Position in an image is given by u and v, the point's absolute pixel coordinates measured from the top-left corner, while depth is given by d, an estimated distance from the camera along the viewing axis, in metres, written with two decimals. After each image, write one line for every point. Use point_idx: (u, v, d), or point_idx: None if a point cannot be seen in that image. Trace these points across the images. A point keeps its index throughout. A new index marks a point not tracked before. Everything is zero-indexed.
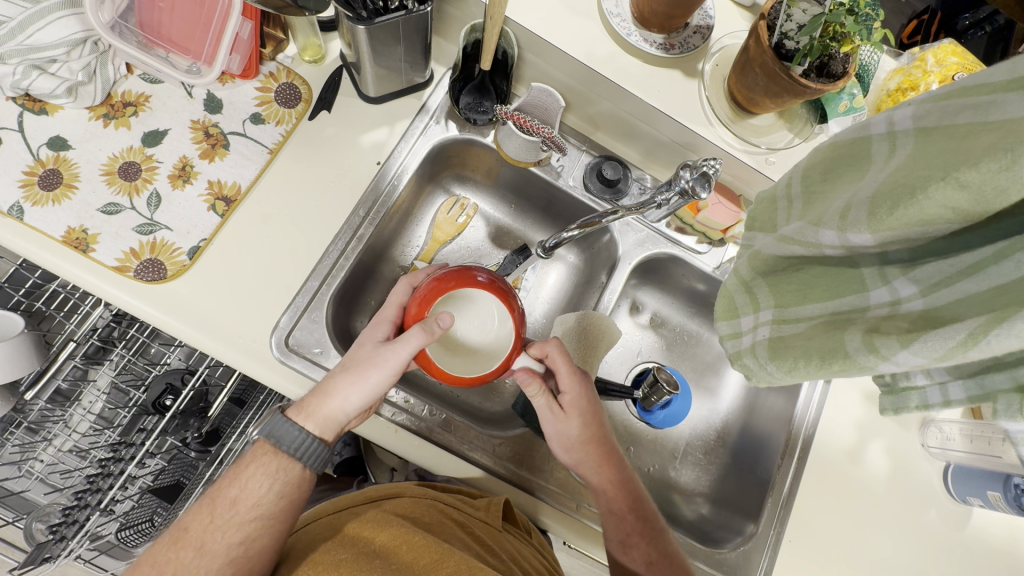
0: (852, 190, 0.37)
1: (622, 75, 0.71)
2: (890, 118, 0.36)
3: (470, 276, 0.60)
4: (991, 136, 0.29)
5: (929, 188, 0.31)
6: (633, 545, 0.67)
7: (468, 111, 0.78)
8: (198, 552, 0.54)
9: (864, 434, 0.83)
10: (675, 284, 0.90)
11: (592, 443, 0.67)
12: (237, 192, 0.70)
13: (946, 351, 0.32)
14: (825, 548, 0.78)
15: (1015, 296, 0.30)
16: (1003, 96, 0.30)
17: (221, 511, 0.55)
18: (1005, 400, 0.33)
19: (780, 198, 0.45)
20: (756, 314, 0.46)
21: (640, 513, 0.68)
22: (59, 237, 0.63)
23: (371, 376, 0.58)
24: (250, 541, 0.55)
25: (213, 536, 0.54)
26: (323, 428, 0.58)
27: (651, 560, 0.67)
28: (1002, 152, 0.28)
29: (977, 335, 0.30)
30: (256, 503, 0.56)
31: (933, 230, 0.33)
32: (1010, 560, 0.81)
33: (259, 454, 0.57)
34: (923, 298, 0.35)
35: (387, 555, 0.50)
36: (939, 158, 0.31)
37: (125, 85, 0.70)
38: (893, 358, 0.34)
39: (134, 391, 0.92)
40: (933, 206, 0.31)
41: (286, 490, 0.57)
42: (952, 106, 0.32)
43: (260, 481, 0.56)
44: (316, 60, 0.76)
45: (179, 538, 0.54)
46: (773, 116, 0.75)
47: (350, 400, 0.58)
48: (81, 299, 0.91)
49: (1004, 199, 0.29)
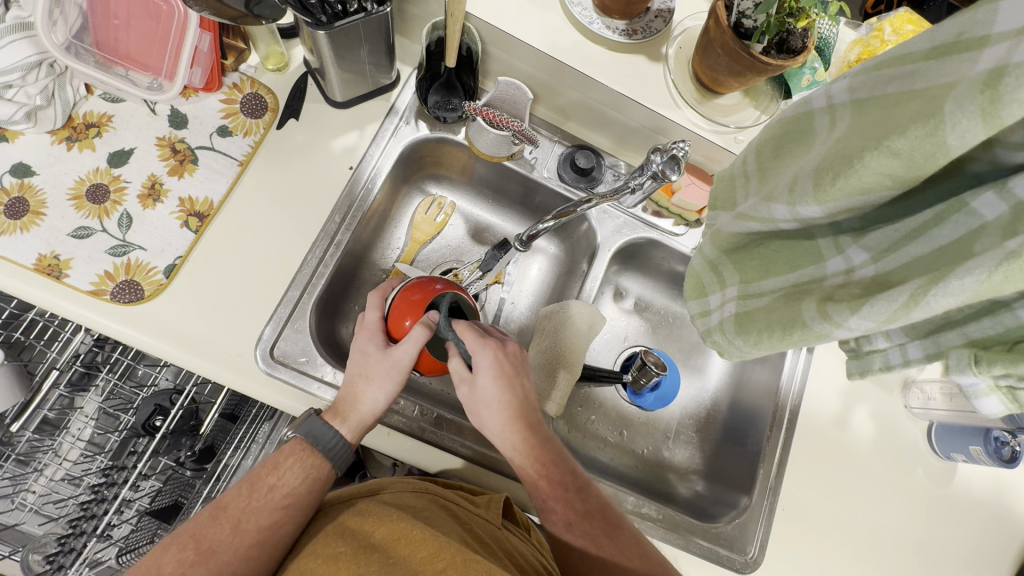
0: (798, 164, 0.38)
1: (585, 63, 0.71)
2: (829, 92, 0.37)
3: (431, 285, 0.64)
4: (916, 104, 0.30)
5: (865, 158, 0.32)
6: (550, 508, 0.63)
7: (436, 110, 0.78)
8: (233, 530, 0.54)
9: (848, 399, 0.85)
10: (655, 267, 0.91)
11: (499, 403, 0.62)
12: (209, 208, 0.69)
13: (891, 314, 0.33)
14: (818, 513, 0.80)
15: (956, 255, 0.31)
16: (925, 65, 0.30)
17: (258, 495, 0.56)
18: (956, 356, 0.34)
19: (737, 176, 0.46)
20: (722, 291, 0.48)
21: (551, 477, 0.63)
22: (31, 265, 0.62)
23: (392, 376, 0.60)
24: (277, 527, 0.56)
25: (248, 518, 0.55)
26: (357, 429, 0.61)
27: (571, 521, 0.63)
28: (927, 119, 0.29)
29: (918, 296, 0.31)
30: (290, 492, 0.57)
31: (875, 199, 0.34)
32: (994, 510, 0.84)
33: (296, 449, 0.59)
34: (874, 264, 0.36)
35: (384, 548, 0.50)
36: (873, 128, 0.32)
37: (86, 106, 0.69)
38: (845, 323, 0.35)
39: (123, 414, 0.91)
40: (871, 175, 0.32)
41: (316, 485, 0.59)
42: (883, 77, 0.33)
43: (296, 472, 0.58)
44: (280, 68, 0.75)
45: (216, 516, 0.55)
46: (738, 95, 0.76)
47: (380, 401, 0.61)
48: (60, 326, 0.90)
49: (934, 162, 0.29)
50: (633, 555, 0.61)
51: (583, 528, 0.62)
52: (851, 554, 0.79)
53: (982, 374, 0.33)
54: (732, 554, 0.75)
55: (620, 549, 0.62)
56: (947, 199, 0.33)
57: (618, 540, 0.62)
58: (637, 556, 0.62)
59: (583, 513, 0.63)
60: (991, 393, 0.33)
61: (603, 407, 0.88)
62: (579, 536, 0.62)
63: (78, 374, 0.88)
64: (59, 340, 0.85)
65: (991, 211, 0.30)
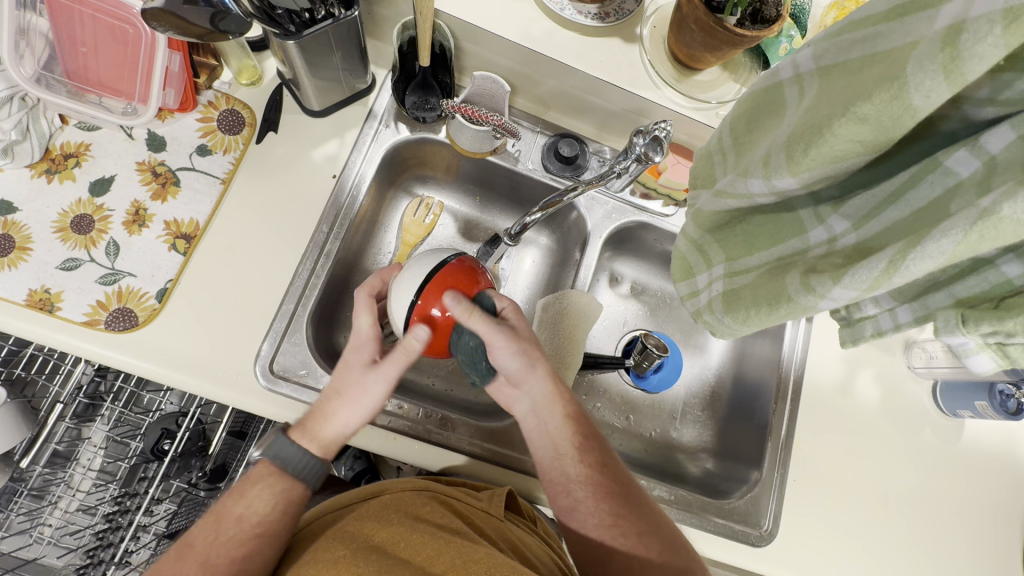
0: (771, 137, 0.38)
1: (559, 50, 0.70)
2: (796, 61, 0.37)
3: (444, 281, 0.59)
4: (878, 68, 0.30)
5: (833, 125, 0.32)
6: (584, 453, 0.64)
7: (415, 110, 0.77)
8: (201, 566, 0.53)
9: (851, 365, 0.85)
10: (648, 250, 0.91)
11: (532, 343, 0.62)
12: (195, 228, 0.69)
13: (872, 281, 0.32)
14: (828, 481, 0.80)
15: (932, 217, 0.31)
16: (886, 28, 0.30)
17: (226, 528, 0.55)
18: (944, 317, 0.34)
19: (715, 152, 0.45)
20: (710, 270, 0.47)
21: (581, 424, 0.66)
22: (22, 301, 0.62)
23: (365, 398, 0.58)
24: (250, 557, 0.55)
25: (216, 552, 0.54)
26: (323, 450, 0.59)
27: (603, 468, 0.64)
28: (891, 81, 0.28)
29: (897, 262, 0.31)
30: (261, 520, 0.56)
31: (848, 165, 0.34)
32: (1004, 462, 0.85)
33: (264, 474, 0.57)
34: (855, 232, 0.36)
35: (384, 549, 0.51)
36: (839, 96, 0.32)
37: (62, 137, 0.69)
38: (829, 294, 0.35)
39: (131, 441, 0.91)
40: (842, 142, 0.32)
41: (289, 507, 0.57)
42: (845, 42, 0.33)
43: (265, 498, 0.56)
44: (254, 82, 0.75)
45: (182, 553, 0.54)
46: (716, 70, 0.75)
47: (350, 424, 0.59)
48: (60, 359, 0.90)
49: (901, 125, 0.29)
50: (654, 512, 0.64)
51: (614, 474, 0.64)
52: (865, 519, 0.79)
53: (971, 333, 0.32)
54: (747, 528, 0.76)
55: (641, 505, 0.64)
56: (919, 161, 0.33)
57: (639, 496, 0.65)
58: (656, 514, 0.64)
59: (607, 463, 0.65)
60: (981, 351, 0.33)
61: (607, 393, 0.88)
62: (609, 481, 0.64)
63: (82, 405, 0.88)
64: (60, 373, 0.85)
65: (965, 168, 0.30)
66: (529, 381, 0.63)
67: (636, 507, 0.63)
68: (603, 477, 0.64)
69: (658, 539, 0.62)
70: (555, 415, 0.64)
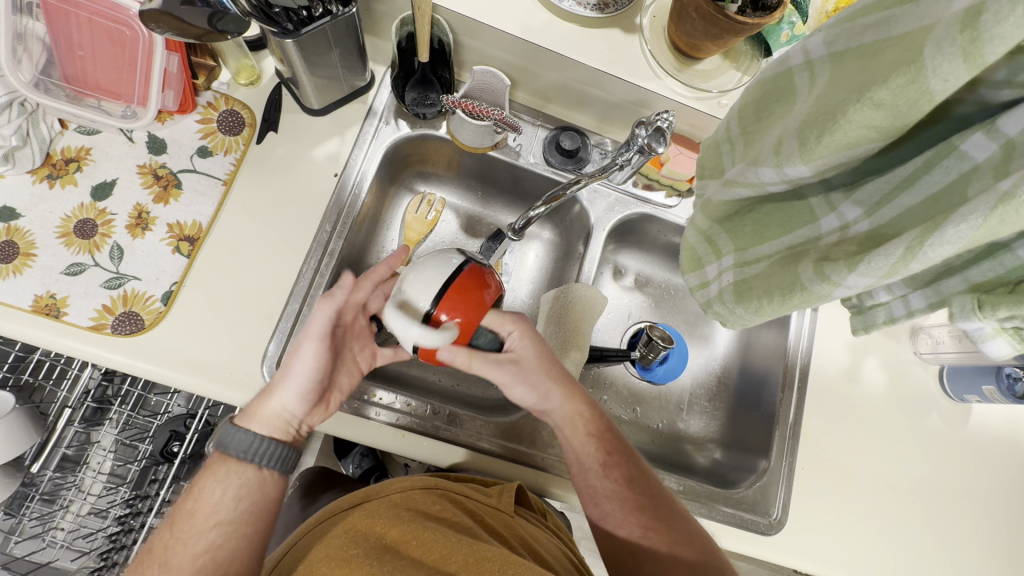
0: (782, 125, 0.38)
1: (560, 42, 0.70)
2: (806, 48, 0.37)
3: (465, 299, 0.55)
4: (894, 52, 0.30)
5: (848, 112, 0.31)
6: (612, 466, 0.64)
7: (415, 107, 0.77)
8: (163, 567, 0.53)
9: (857, 353, 0.85)
10: (653, 242, 0.90)
11: (540, 370, 0.64)
12: (198, 230, 0.69)
13: (889, 268, 0.32)
14: (836, 468, 0.80)
15: (947, 203, 0.31)
16: (901, 12, 0.30)
17: (182, 526, 0.54)
18: (959, 303, 0.34)
19: (722, 142, 0.45)
20: (719, 260, 0.47)
21: (607, 436, 0.66)
22: (28, 307, 0.62)
23: (305, 367, 0.58)
24: (215, 548, 0.54)
25: (177, 550, 0.53)
26: (271, 428, 0.58)
27: (631, 479, 0.64)
28: (908, 66, 0.28)
29: (914, 248, 0.31)
30: (213, 509, 0.54)
31: (860, 152, 0.33)
32: (1010, 445, 0.85)
33: (211, 464, 0.57)
34: (868, 218, 0.35)
35: (397, 548, 0.51)
36: (854, 80, 0.32)
37: (63, 141, 0.69)
38: (843, 282, 0.35)
39: (140, 443, 0.92)
40: (857, 128, 0.31)
41: (244, 491, 0.56)
42: (859, 26, 0.33)
43: (213, 488, 0.55)
44: (253, 82, 0.75)
45: (148, 560, 0.54)
46: (718, 59, 0.74)
47: (290, 395, 0.58)
48: (67, 363, 0.90)
49: (918, 110, 0.29)
50: (684, 521, 0.64)
51: (643, 487, 0.64)
52: (873, 505, 0.79)
53: (987, 319, 0.32)
54: (756, 517, 0.76)
55: (672, 514, 0.64)
56: (932, 145, 0.33)
57: (669, 506, 0.65)
58: (686, 521, 0.64)
59: (636, 476, 0.65)
60: (999, 336, 0.32)
61: (614, 385, 0.89)
62: (637, 492, 0.64)
63: (91, 409, 0.89)
64: (68, 377, 0.85)
65: (981, 152, 0.29)
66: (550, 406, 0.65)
67: (666, 516, 0.63)
68: (630, 491, 0.64)
69: (691, 549, 0.62)
70: (579, 432, 0.64)
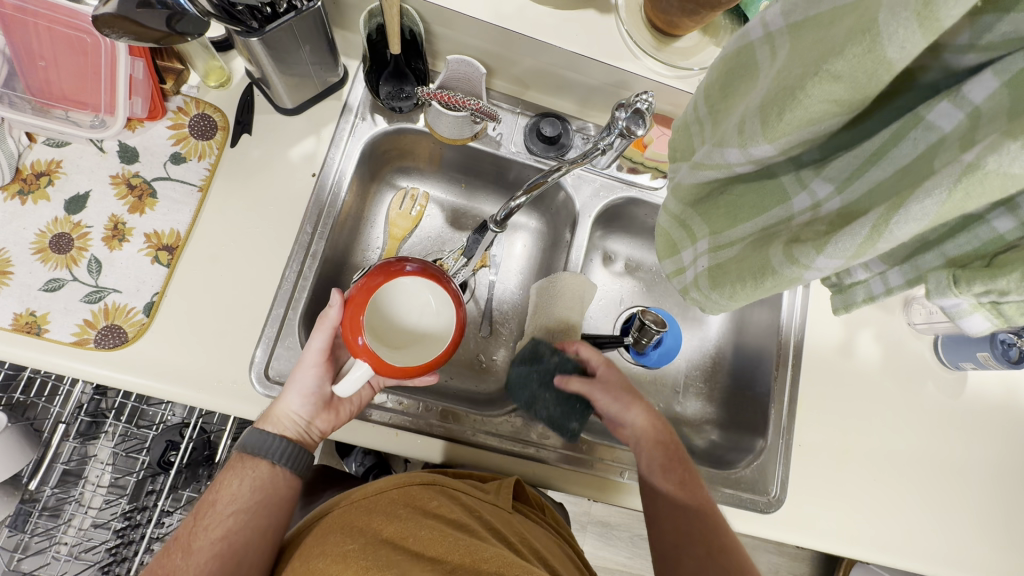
0: (744, 104, 0.36)
1: (535, 26, 0.68)
2: (764, 20, 0.36)
3: (398, 268, 0.59)
4: (849, 21, 0.29)
5: (807, 87, 0.30)
6: (668, 470, 0.69)
7: (390, 100, 0.75)
8: (186, 554, 0.56)
9: (851, 327, 0.84)
10: (640, 225, 0.89)
11: (622, 383, 0.74)
12: (177, 239, 0.68)
13: (857, 249, 0.31)
14: (834, 444, 0.80)
15: (917, 175, 0.30)
16: None
17: (203, 515, 0.58)
18: (935, 279, 0.33)
19: (692, 123, 0.44)
20: (694, 246, 0.46)
21: (670, 446, 0.71)
22: (8, 326, 0.61)
23: (299, 368, 0.61)
24: (231, 535, 0.57)
25: (197, 536, 0.57)
26: (282, 429, 0.61)
27: (683, 484, 0.69)
28: (862, 35, 0.27)
29: (881, 227, 0.30)
30: (232, 498, 0.58)
31: (825, 128, 0.32)
32: (1006, 409, 0.85)
33: (233, 462, 0.62)
34: (839, 195, 0.34)
35: (394, 543, 0.51)
36: (811, 53, 0.31)
37: (32, 156, 0.67)
38: (813, 264, 0.34)
39: (138, 455, 0.92)
40: (817, 103, 0.30)
41: (259, 484, 0.60)
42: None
43: (233, 480, 0.60)
44: (222, 84, 0.73)
45: (170, 548, 0.57)
46: (697, 35, 0.72)
47: (293, 398, 0.61)
48: (58, 380, 0.90)
49: (878, 80, 0.28)
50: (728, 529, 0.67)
51: (692, 494, 0.68)
52: (871, 478, 0.79)
53: (963, 295, 0.31)
54: (755, 496, 0.76)
55: (715, 522, 0.67)
56: (900, 116, 0.32)
57: (714, 517, 0.67)
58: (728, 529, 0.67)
59: (687, 484, 0.69)
60: (975, 312, 0.32)
61: None
62: (689, 496, 0.68)
63: (85, 423, 0.88)
64: (61, 393, 0.86)
65: (948, 122, 0.29)
66: (626, 419, 0.72)
67: (710, 526, 0.67)
68: (681, 496, 0.68)
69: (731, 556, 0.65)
70: (646, 441, 0.71)
